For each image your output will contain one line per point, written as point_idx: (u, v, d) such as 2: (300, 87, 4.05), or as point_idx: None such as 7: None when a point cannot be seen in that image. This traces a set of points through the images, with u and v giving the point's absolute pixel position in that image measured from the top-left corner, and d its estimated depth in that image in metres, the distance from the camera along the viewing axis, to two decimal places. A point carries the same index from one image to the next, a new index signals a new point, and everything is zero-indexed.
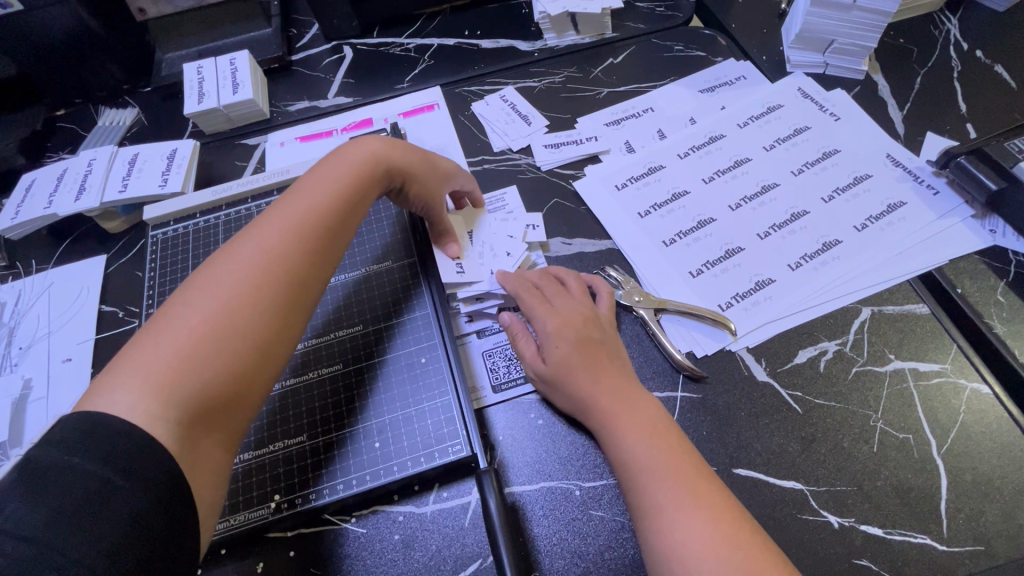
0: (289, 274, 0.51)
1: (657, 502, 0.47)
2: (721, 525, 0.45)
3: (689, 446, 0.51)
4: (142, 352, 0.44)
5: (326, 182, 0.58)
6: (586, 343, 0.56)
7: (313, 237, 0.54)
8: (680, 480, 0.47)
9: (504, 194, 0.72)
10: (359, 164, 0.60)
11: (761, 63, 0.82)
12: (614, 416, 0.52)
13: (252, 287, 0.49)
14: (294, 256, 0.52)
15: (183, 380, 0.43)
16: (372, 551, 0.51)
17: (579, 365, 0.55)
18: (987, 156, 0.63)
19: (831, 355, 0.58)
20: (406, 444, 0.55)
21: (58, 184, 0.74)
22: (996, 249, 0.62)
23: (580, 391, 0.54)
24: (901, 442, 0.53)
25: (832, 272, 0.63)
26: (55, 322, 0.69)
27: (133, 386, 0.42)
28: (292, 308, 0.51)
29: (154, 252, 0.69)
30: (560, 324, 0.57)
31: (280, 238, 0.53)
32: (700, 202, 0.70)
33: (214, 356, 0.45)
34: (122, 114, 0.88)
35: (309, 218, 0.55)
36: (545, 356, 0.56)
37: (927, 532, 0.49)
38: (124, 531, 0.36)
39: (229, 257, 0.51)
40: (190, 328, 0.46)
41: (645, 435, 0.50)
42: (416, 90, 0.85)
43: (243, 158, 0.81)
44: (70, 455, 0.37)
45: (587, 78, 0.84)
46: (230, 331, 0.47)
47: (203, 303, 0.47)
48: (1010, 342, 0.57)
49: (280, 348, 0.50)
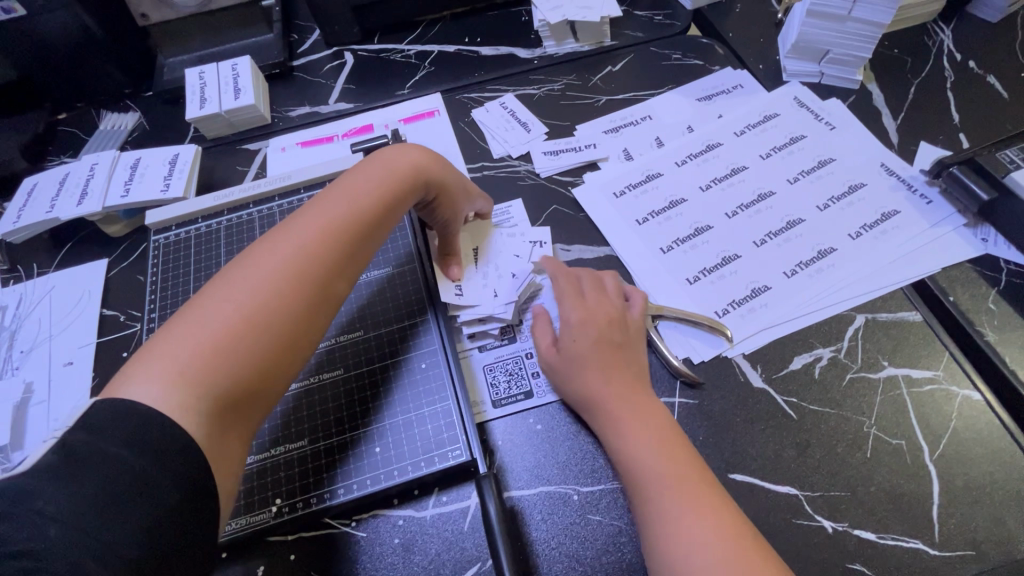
0: (320, 277, 0.52)
1: (663, 506, 0.48)
2: (723, 529, 0.46)
3: (692, 450, 0.52)
4: (173, 341, 0.45)
5: (364, 184, 0.58)
6: (612, 344, 0.57)
7: (346, 239, 0.54)
8: (684, 484, 0.48)
9: (509, 207, 0.73)
10: (398, 167, 0.60)
11: (757, 72, 0.83)
12: (620, 420, 0.53)
13: (285, 286, 0.49)
14: (323, 253, 0.53)
15: (210, 376, 0.44)
16: (373, 554, 0.52)
17: (598, 364, 0.56)
18: (979, 166, 0.64)
19: (826, 361, 0.59)
20: (407, 449, 0.55)
21: (60, 188, 0.74)
22: (987, 258, 0.63)
23: (595, 392, 0.55)
24: (894, 448, 0.54)
25: (827, 279, 0.64)
26: (57, 325, 0.69)
27: (164, 377, 0.42)
28: (318, 311, 0.52)
29: (155, 257, 0.70)
30: (586, 319, 0.58)
31: (315, 239, 0.53)
32: (697, 209, 0.71)
33: (242, 354, 0.46)
34: (124, 118, 0.88)
35: (344, 220, 0.55)
36: (567, 349, 0.57)
37: (919, 537, 0.50)
38: (150, 525, 0.37)
39: (264, 252, 0.51)
40: (222, 322, 0.46)
41: (649, 440, 0.51)
42: (417, 97, 0.86)
43: (244, 163, 0.81)
44: (99, 443, 0.38)
45: (586, 86, 0.85)
46: (260, 330, 0.47)
47: (236, 297, 0.48)
48: (1001, 350, 0.58)
49: (303, 344, 0.50)
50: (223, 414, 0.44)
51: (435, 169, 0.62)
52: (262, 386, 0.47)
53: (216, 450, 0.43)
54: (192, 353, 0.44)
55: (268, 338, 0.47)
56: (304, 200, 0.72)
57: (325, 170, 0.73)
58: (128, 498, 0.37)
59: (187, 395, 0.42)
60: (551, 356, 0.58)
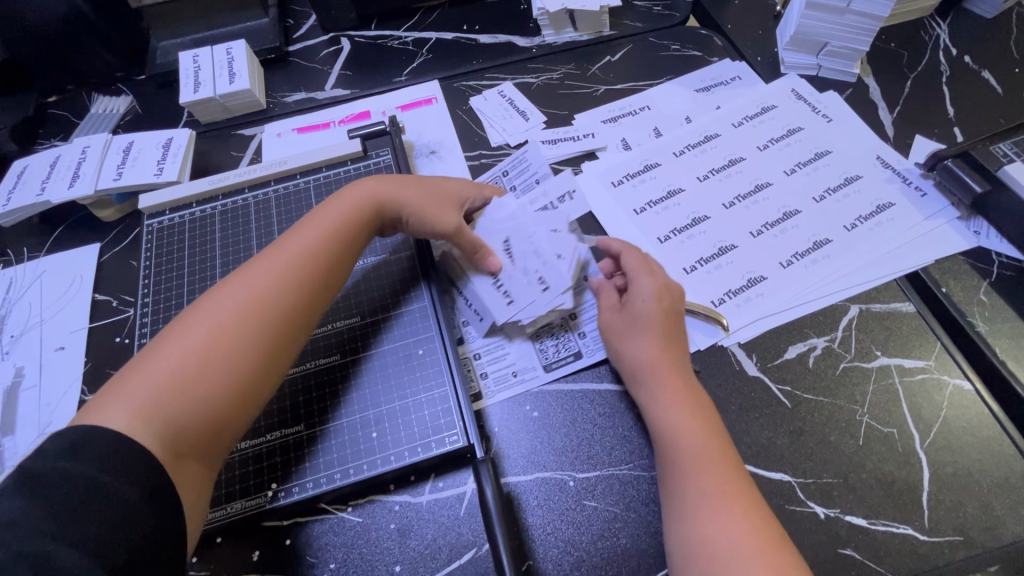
0: (278, 305, 0.53)
1: (691, 477, 0.49)
2: (740, 507, 0.47)
3: (723, 432, 0.52)
4: (133, 376, 0.47)
5: (325, 216, 0.59)
6: (672, 322, 0.57)
7: (308, 267, 0.55)
8: (710, 459, 0.49)
9: (524, 151, 0.73)
10: (362, 199, 0.61)
11: (756, 64, 0.83)
12: (662, 387, 0.54)
13: (241, 319, 0.51)
14: (285, 281, 0.54)
15: (166, 406, 0.46)
16: (368, 540, 0.52)
17: (658, 332, 0.56)
18: (972, 159, 0.64)
19: (820, 351, 0.60)
20: (403, 434, 0.55)
21: (51, 171, 0.73)
22: (979, 250, 0.64)
23: (647, 356, 0.55)
24: (885, 436, 0.55)
25: (822, 269, 0.64)
26: (49, 310, 0.69)
27: (122, 408, 0.44)
28: (278, 338, 0.52)
29: (149, 242, 0.69)
30: (659, 291, 0.58)
31: (278, 273, 0.54)
32: (694, 200, 0.71)
33: (196, 383, 0.47)
34: (116, 102, 0.87)
35: (306, 251, 0.56)
36: (627, 310, 0.58)
37: (909, 522, 0.51)
38: (111, 531, 0.38)
39: (232, 286, 0.53)
40: (178, 357, 0.48)
41: (687, 410, 0.52)
42: (414, 84, 0.86)
43: (239, 149, 0.81)
44: (60, 462, 0.39)
45: (585, 75, 0.84)
46: (215, 361, 0.48)
47: (193, 333, 0.49)
48: (991, 340, 0.58)
49: (266, 370, 0.51)
50: (181, 441, 0.45)
51: (402, 195, 0.62)
52: (222, 413, 0.48)
53: (174, 474, 0.45)
54: (151, 386, 0.46)
55: (224, 368, 0.49)
56: (300, 186, 0.71)
57: (322, 156, 0.72)
58: (94, 509, 0.38)
59: (144, 426, 0.44)
60: (611, 316, 0.59)
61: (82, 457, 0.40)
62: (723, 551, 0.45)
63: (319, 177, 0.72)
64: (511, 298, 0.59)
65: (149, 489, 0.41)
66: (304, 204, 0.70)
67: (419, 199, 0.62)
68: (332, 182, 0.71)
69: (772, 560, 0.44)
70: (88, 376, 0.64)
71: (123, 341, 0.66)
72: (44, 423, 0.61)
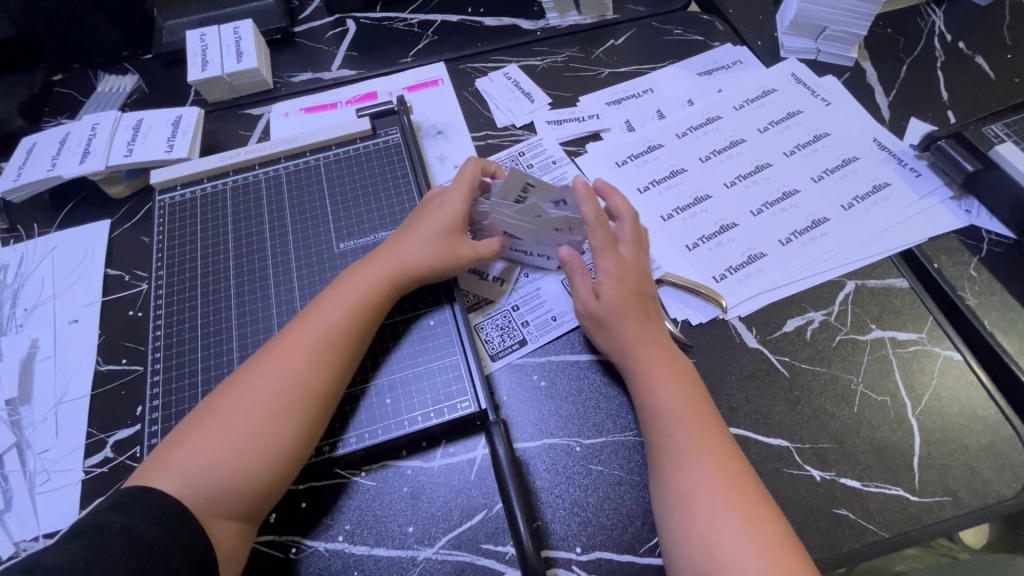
0: (304, 377, 0.52)
1: (672, 436, 0.51)
2: (724, 476, 0.49)
3: (709, 401, 0.54)
4: (174, 446, 0.49)
5: (353, 277, 0.58)
6: (643, 300, 0.58)
7: (334, 335, 0.54)
8: (696, 431, 0.51)
9: (541, 139, 0.77)
10: (389, 255, 0.59)
11: (756, 48, 0.85)
12: (640, 357, 0.55)
13: (270, 393, 0.51)
14: (308, 345, 0.53)
15: (202, 480, 0.48)
16: (382, 502, 0.54)
17: (631, 313, 0.57)
18: (965, 140, 0.67)
19: (817, 324, 0.62)
20: (417, 400, 0.57)
21: (61, 148, 0.74)
22: (971, 228, 0.66)
23: (624, 336, 0.56)
24: (879, 404, 0.57)
25: (820, 246, 0.66)
26: (61, 284, 0.70)
27: (164, 479, 0.47)
28: (305, 409, 0.51)
29: (162, 216, 0.69)
30: (625, 271, 0.58)
31: (303, 338, 0.54)
32: (696, 179, 0.73)
33: (228, 457, 0.49)
34: (122, 80, 0.87)
35: (333, 316, 0.55)
36: (604, 298, 0.57)
37: (901, 484, 0.53)
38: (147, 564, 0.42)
39: (264, 355, 0.54)
40: (212, 433, 0.49)
41: (667, 376, 0.54)
42: (420, 66, 0.86)
43: (246, 127, 0.81)
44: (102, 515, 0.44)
45: (589, 58, 0.85)
46: (245, 436, 0.49)
47: (226, 406, 0.51)
48: (980, 313, 0.61)
49: (289, 433, 0.50)
50: (217, 506, 0.47)
51: (419, 239, 0.60)
52: (255, 482, 0.49)
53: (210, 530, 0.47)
54: (186, 460, 0.48)
55: (253, 442, 0.49)
56: (310, 163, 0.72)
57: (331, 135, 0.73)
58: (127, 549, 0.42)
59: (183, 498, 0.47)
60: (589, 302, 0.58)
61: (127, 512, 0.44)
62: (701, 502, 0.48)
63: (328, 155, 0.73)
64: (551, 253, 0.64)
65: (182, 534, 0.45)
66: (314, 181, 0.71)
67: (436, 241, 0.60)
68: (342, 160, 0.72)
69: (749, 509, 0.47)
70: (102, 348, 0.65)
71: (137, 315, 0.67)
72: (60, 394, 0.62)
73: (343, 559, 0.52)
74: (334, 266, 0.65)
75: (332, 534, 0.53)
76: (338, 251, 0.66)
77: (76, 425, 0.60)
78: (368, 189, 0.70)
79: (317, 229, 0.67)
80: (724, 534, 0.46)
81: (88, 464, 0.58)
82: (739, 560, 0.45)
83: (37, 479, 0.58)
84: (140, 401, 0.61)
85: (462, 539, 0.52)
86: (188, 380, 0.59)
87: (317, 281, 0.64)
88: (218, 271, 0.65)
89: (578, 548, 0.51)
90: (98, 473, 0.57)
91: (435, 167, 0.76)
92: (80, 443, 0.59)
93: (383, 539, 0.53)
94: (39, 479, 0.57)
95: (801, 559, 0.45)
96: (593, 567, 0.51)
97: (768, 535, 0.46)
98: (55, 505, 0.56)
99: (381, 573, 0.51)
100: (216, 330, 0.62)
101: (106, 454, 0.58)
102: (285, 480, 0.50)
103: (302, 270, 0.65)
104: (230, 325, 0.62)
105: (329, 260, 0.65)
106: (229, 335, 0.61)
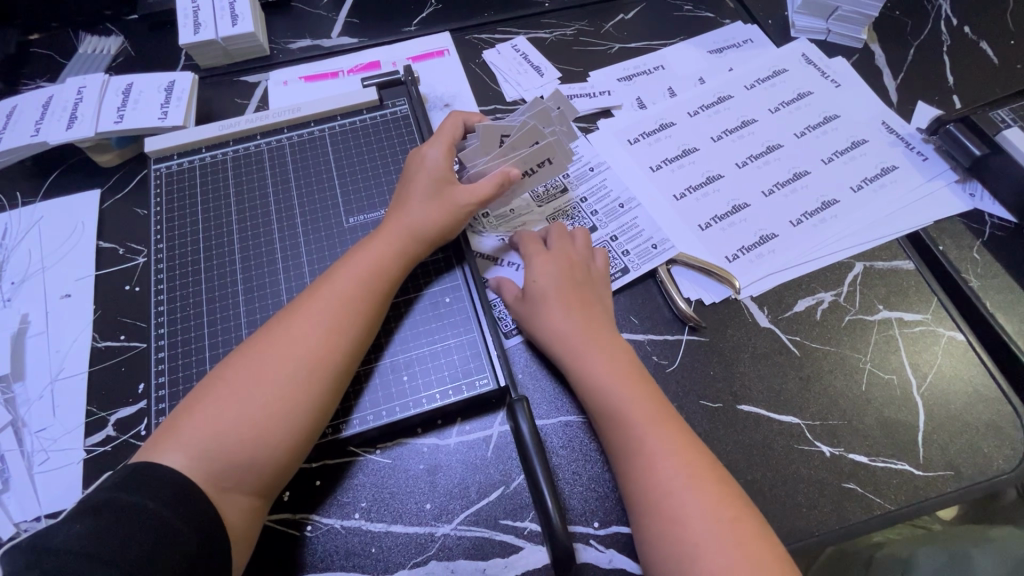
0: (322, 342, 0.51)
1: (630, 432, 0.50)
2: (683, 466, 0.48)
3: (656, 392, 0.53)
4: (179, 420, 0.47)
5: (368, 245, 0.57)
6: (577, 299, 0.58)
7: (351, 301, 0.53)
8: (650, 426, 0.50)
9: None
10: (403, 220, 0.58)
11: (767, 27, 0.84)
12: (581, 354, 0.55)
13: (284, 357, 0.50)
14: (316, 314, 0.52)
15: (214, 446, 0.46)
16: (398, 479, 0.54)
17: (560, 307, 0.57)
18: (972, 124, 0.67)
19: (827, 305, 0.63)
20: (434, 377, 0.56)
21: (45, 112, 0.69)
22: (974, 212, 0.67)
23: (554, 333, 0.56)
24: (885, 382, 0.59)
25: (830, 227, 0.67)
26: (50, 257, 0.66)
27: (174, 450, 0.45)
28: (318, 378, 0.50)
29: (159, 186, 0.66)
30: (552, 264, 0.60)
31: (310, 309, 0.52)
32: (709, 159, 0.72)
33: (238, 429, 0.47)
34: (106, 42, 0.82)
35: (350, 283, 0.54)
36: (530, 294, 0.58)
37: (906, 460, 0.55)
38: (154, 539, 0.40)
39: (269, 328, 0.52)
40: (224, 399, 0.48)
41: (616, 376, 0.53)
42: (425, 35, 0.83)
43: (243, 96, 0.78)
44: (110, 492, 0.42)
45: (599, 32, 0.83)
46: (259, 401, 0.48)
47: (239, 372, 0.49)
48: (982, 295, 0.63)
49: (299, 402, 0.49)
50: (229, 478, 0.46)
51: (430, 205, 0.59)
52: (265, 454, 0.47)
53: (218, 505, 0.45)
54: (195, 433, 0.46)
55: (266, 409, 0.48)
56: (314, 134, 0.69)
57: (336, 104, 0.70)
58: (137, 528, 0.40)
59: (191, 471, 0.45)
60: (517, 307, 0.59)
61: (139, 492, 0.42)
62: (663, 497, 0.47)
63: (333, 125, 0.70)
64: (549, 156, 0.61)
65: (189, 509, 0.43)
66: (319, 153, 0.68)
67: (441, 206, 0.59)
68: (348, 131, 0.70)
69: (711, 491, 0.47)
70: (98, 323, 0.62)
71: (134, 289, 0.64)
72: (55, 371, 0.60)
73: (360, 536, 0.52)
74: (343, 241, 0.63)
75: (348, 511, 0.53)
76: (347, 226, 0.64)
77: (74, 403, 0.58)
78: (376, 161, 0.68)
79: (324, 203, 0.65)
80: (686, 527, 0.46)
81: (90, 443, 0.56)
82: (707, 543, 0.45)
83: (35, 458, 0.56)
84: (142, 379, 0.59)
85: (480, 515, 0.52)
86: (195, 357, 0.57)
87: (327, 256, 0.62)
88: (221, 245, 0.63)
89: (596, 523, 0.52)
90: (101, 452, 0.55)
91: None
92: (80, 422, 0.57)
93: (401, 516, 0.52)
94: (38, 458, 0.56)
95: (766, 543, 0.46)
96: (611, 542, 0.51)
97: (734, 517, 0.46)
98: (56, 485, 0.54)
99: (400, 549, 0.51)
100: (222, 305, 0.60)
101: (108, 433, 0.56)
102: (298, 454, 0.49)
103: (310, 245, 0.63)
104: (236, 301, 0.60)
105: (337, 235, 0.63)
106: (236, 312, 0.59)
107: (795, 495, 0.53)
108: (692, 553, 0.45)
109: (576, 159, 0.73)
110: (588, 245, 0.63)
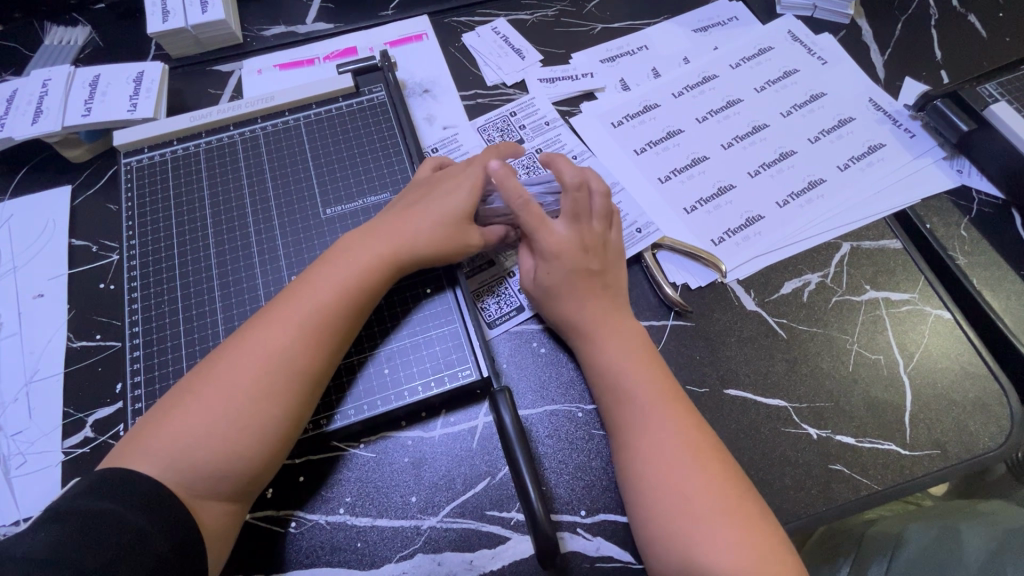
0: (299, 353, 0.49)
1: (628, 406, 0.51)
2: (683, 441, 0.48)
3: (665, 368, 0.54)
4: (151, 429, 0.46)
5: (351, 250, 0.55)
6: (588, 280, 0.56)
7: (329, 314, 0.51)
8: (657, 402, 0.50)
9: (533, 99, 0.74)
10: (386, 222, 0.57)
11: (752, 4, 0.82)
12: (592, 333, 0.55)
13: (256, 372, 0.48)
14: (295, 326, 0.50)
15: (183, 458, 0.45)
16: (383, 472, 0.53)
17: (569, 295, 0.56)
18: (960, 99, 0.67)
19: (814, 286, 0.62)
20: (417, 369, 0.56)
21: (10, 106, 0.67)
22: (961, 188, 0.66)
23: (567, 314, 0.56)
24: (872, 362, 0.58)
25: (817, 208, 0.66)
26: (22, 257, 0.65)
27: (144, 459, 0.44)
28: (292, 388, 0.48)
29: (129, 182, 0.64)
30: (559, 250, 0.56)
31: (288, 319, 0.50)
32: (694, 140, 0.71)
33: (209, 441, 0.46)
34: (72, 33, 0.80)
35: (330, 291, 0.52)
36: (538, 279, 0.57)
37: (893, 439, 0.55)
38: (119, 545, 0.39)
39: (245, 337, 0.50)
40: (195, 412, 0.46)
41: (621, 346, 0.54)
42: (403, 19, 0.81)
43: (216, 86, 0.76)
44: (75, 499, 0.41)
45: (581, 13, 0.81)
46: (234, 413, 0.47)
47: (210, 382, 0.48)
48: (969, 273, 0.62)
49: (274, 415, 0.48)
50: (201, 485, 0.45)
51: (421, 216, 0.57)
52: (240, 462, 0.46)
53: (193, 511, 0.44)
54: (166, 443, 0.45)
55: (239, 421, 0.47)
56: (289, 124, 0.68)
57: (310, 92, 0.68)
58: (102, 535, 0.39)
59: (163, 479, 0.44)
60: (527, 282, 0.59)
61: (107, 497, 0.41)
62: (664, 472, 0.47)
63: (309, 115, 0.68)
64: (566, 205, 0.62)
65: (157, 515, 0.42)
66: (295, 143, 0.66)
67: (433, 224, 0.56)
68: (323, 120, 0.68)
69: (709, 466, 0.48)
70: (73, 323, 0.61)
71: (108, 288, 0.62)
72: (29, 372, 0.58)
73: (345, 531, 0.51)
74: (321, 233, 0.62)
75: (333, 507, 0.52)
76: (324, 218, 0.62)
77: (50, 405, 0.57)
78: (353, 151, 0.66)
79: (300, 194, 0.64)
80: (687, 497, 0.46)
81: (67, 445, 0.55)
82: (709, 515, 0.45)
83: (13, 462, 0.55)
84: (120, 378, 0.58)
85: (466, 507, 0.52)
86: (171, 356, 0.56)
87: (305, 249, 0.60)
88: (195, 241, 0.61)
89: (583, 511, 0.52)
90: (79, 454, 0.54)
91: (423, 129, 0.73)
92: (56, 424, 0.56)
93: (386, 510, 0.52)
94: (15, 462, 0.55)
95: (758, 512, 0.46)
96: (598, 530, 0.51)
97: (729, 488, 0.47)
98: (34, 487, 0.53)
99: (385, 543, 0.51)
100: (198, 302, 0.58)
101: (86, 434, 0.55)
102: (273, 460, 0.48)
103: (287, 238, 0.61)
104: (212, 297, 0.58)
105: (315, 228, 0.62)
106: (213, 309, 0.58)
107: (783, 477, 0.53)
108: (692, 524, 0.45)
109: (559, 147, 0.71)
110: (601, 218, 0.58)
